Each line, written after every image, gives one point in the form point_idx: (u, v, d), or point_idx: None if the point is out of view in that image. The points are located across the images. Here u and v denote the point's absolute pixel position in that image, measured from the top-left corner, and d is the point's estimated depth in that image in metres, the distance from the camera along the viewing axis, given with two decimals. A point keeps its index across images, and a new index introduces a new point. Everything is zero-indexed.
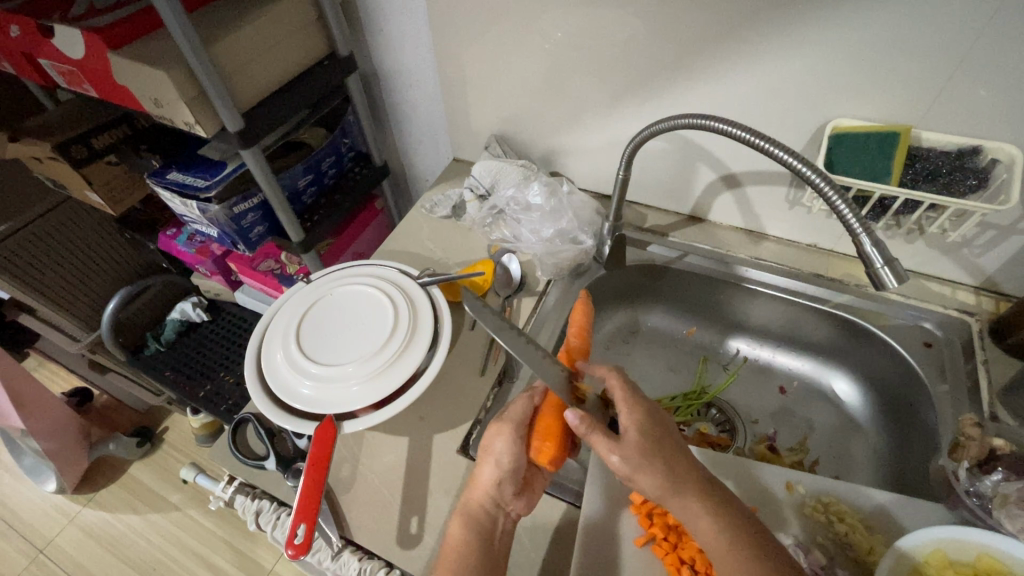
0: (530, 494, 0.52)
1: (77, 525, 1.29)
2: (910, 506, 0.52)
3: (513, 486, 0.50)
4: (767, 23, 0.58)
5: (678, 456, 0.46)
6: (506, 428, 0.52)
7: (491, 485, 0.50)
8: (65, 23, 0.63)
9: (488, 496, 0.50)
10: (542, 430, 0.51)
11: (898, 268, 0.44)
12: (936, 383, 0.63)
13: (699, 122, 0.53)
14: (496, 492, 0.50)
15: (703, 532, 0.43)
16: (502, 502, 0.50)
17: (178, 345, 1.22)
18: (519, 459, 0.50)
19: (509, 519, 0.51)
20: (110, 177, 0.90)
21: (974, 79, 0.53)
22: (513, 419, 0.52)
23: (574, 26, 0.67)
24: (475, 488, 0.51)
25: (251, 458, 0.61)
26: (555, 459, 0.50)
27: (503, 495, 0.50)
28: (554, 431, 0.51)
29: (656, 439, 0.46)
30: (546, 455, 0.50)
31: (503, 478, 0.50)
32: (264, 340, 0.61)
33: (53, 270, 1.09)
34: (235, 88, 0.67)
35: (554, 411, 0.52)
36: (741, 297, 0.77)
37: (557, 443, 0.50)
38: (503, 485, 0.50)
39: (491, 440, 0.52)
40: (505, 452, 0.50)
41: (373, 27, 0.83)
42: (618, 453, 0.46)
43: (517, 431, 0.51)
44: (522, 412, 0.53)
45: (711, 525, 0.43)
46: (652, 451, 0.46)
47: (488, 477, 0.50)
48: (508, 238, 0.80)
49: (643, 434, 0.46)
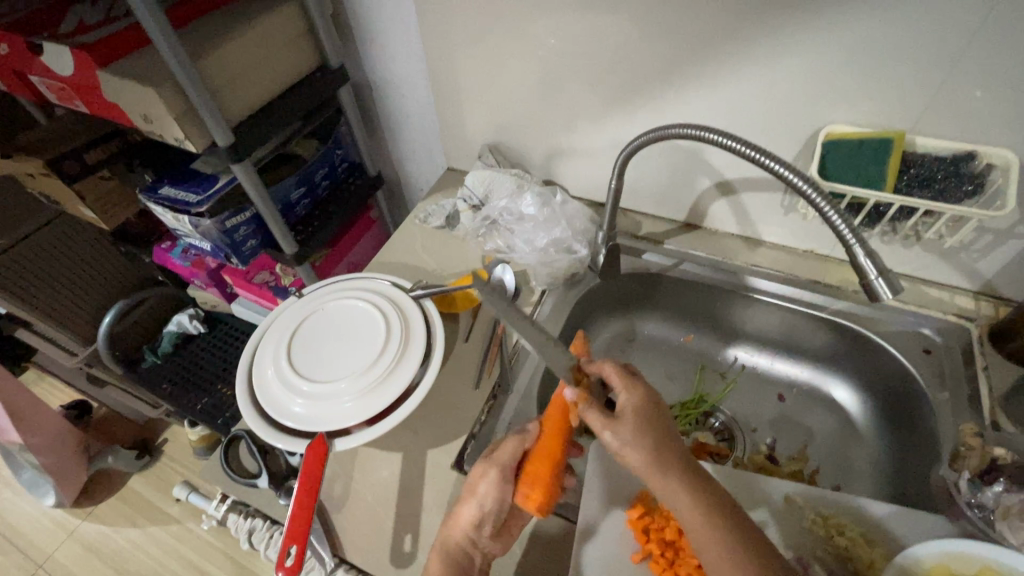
0: (506, 536, 0.52)
1: (77, 539, 1.29)
2: (912, 516, 0.51)
3: (491, 527, 0.50)
4: (761, 28, 0.57)
5: (669, 437, 0.45)
6: (492, 471, 0.50)
7: (469, 526, 0.49)
8: (53, 39, 0.63)
9: (466, 537, 0.49)
10: (531, 475, 0.49)
11: (893, 279, 0.43)
12: (936, 390, 0.62)
13: (690, 132, 0.53)
14: (474, 533, 0.49)
15: (682, 509, 0.42)
16: (479, 542, 0.50)
17: (175, 357, 1.22)
18: (499, 501, 0.50)
19: (484, 557, 0.50)
20: (102, 192, 0.90)
21: (967, 82, 0.53)
22: (501, 460, 0.51)
23: (566, 33, 0.67)
24: (453, 529, 0.49)
25: (244, 475, 0.60)
26: (545, 503, 0.48)
27: (481, 536, 0.50)
28: (545, 474, 0.49)
29: (649, 420, 0.46)
30: (535, 501, 0.48)
31: (483, 519, 0.49)
32: (255, 356, 0.60)
33: (50, 285, 1.09)
34: (223, 102, 0.67)
35: (551, 447, 0.50)
36: (739, 304, 0.76)
37: (546, 489, 0.48)
38: (482, 526, 0.50)
39: (476, 480, 0.51)
40: (488, 494, 0.49)
41: (363, 38, 0.83)
42: (611, 430, 0.46)
43: (504, 475, 0.50)
44: (512, 453, 0.51)
45: (689, 504, 0.42)
46: (646, 430, 0.45)
47: (467, 519, 0.49)
48: (502, 248, 0.79)
49: (641, 414, 0.46)
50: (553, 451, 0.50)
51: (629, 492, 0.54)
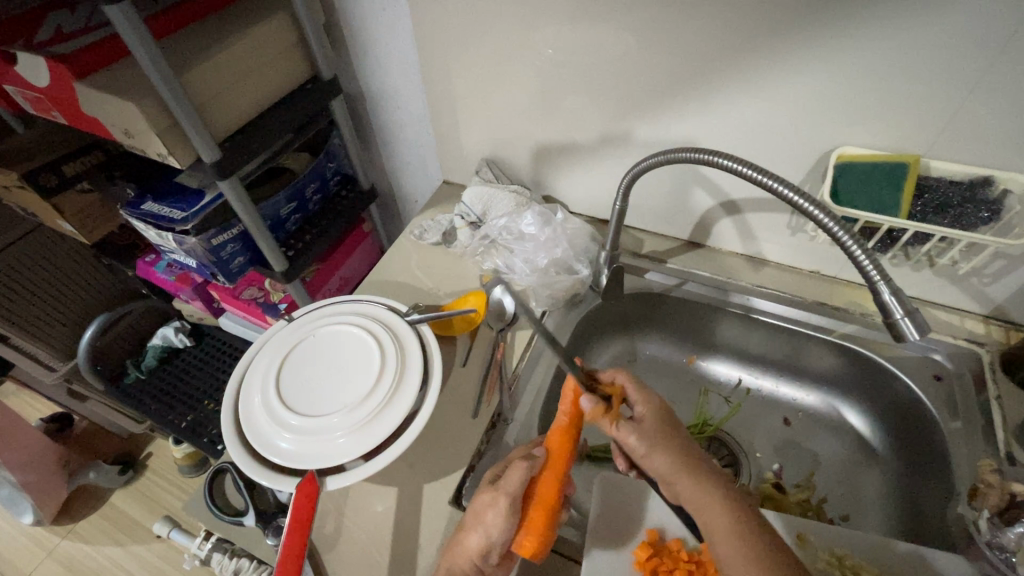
0: (507, 560, 0.50)
1: (56, 559, 1.24)
2: (930, 559, 0.49)
3: (499, 555, 0.47)
4: (771, 47, 0.56)
5: (685, 441, 0.47)
6: (501, 500, 0.47)
7: (476, 553, 0.46)
8: (28, 48, 0.59)
9: (472, 563, 0.46)
10: (529, 522, 0.48)
11: (918, 318, 0.42)
12: (948, 420, 0.61)
13: (700, 156, 0.51)
14: (481, 560, 0.47)
15: (711, 513, 0.42)
16: (485, 568, 0.47)
17: (160, 372, 1.18)
18: (506, 534, 0.46)
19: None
20: (82, 205, 0.86)
21: (985, 106, 0.51)
22: (509, 491, 0.47)
23: (567, 45, 0.64)
24: (459, 555, 0.47)
25: (229, 513, 0.58)
26: (537, 553, 0.48)
27: (487, 563, 0.47)
28: (541, 524, 0.48)
29: (665, 424, 0.48)
30: (529, 549, 0.47)
31: (491, 548, 0.46)
32: (242, 385, 0.57)
33: (28, 300, 1.05)
34: (208, 116, 0.64)
35: (551, 495, 0.49)
36: (743, 326, 0.74)
37: (542, 539, 0.47)
38: (489, 555, 0.46)
39: (484, 508, 0.48)
40: (495, 525, 0.46)
41: (357, 48, 0.80)
42: (634, 432, 0.47)
43: (513, 506, 0.47)
44: (518, 484, 0.48)
45: (717, 506, 0.42)
46: (667, 433, 0.47)
47: (474, 545, 0.46)
48: (501, 267, 0.77)
49: (659, 419, 0.48)
50: (552, 500, 0.49)
51: (636, 529, 0.52)
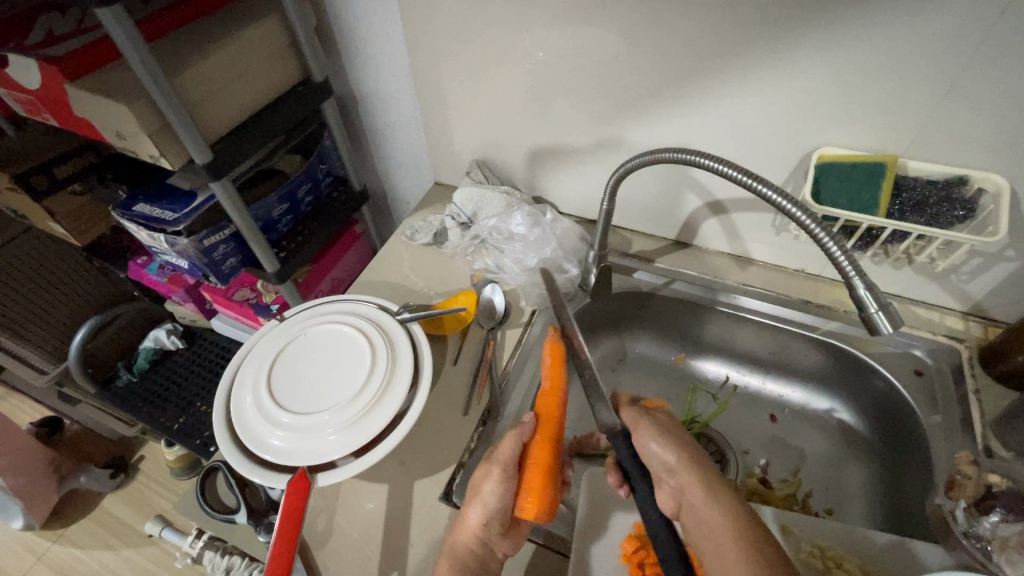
0: (516, 535, 0.50)
1: (45, 563, 1.23)
2: (910, 549, 0.50)
3: (500, 525, 0.48)
4: (753, 50, 0.57)
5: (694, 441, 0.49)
6: (494, 469, 0.50)
7: (477, 526, 0.48)
8: (19, 51, 0.60)
9: (475, 538, 0.48)
10: (526, 483, 0.49)
11: (892, 312, 0.43)
12: (929, 414, 0.62)
13: (683, 156, 0.52)
14: (483, 532, 0.48)
15: (711, 511, 0.43)
16: (489, 541, 0.48)
17: (152, 374, 1.17)
18: (504, 500, 0.49)
19: (497, 558, 0.49)
20: (74, 207, 0.87)
21: (958, 108, 0.53)
22: (502, 460, 0.50)
23: (555, 48, 0.65)
24: (461, 531, 0.48)
25: (221, 510, 0.59)
26: (541, 512, 0.48)
27: (491, 535, 0.48)
28: (538, 484, 0.48)
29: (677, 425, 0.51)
30: (531, 508, 0.48)
31: (490, 519, 0.48)
32: (233, 384, 0.58)
33: (18, 302, 1.04)
34: (200, 118, 0.64)
35: (543, 455, 0.50)
36: (730, 324, 0.75)
37: (541, 495, 0.48)
38: (490, 526, 0.48)
39: (480, 481, 0.50)
40: (491, 493, 0.49)
41: (349, 51, 0.81)
42: (648, 426, 0.50)
43: (506, 472, 0.49)
44: (510, 451, 0.51)
45: (717, 508, 0.43)
46: (678, 431, 0.49)
47: (474, 518, 0.48)
48: (491, 267, 0.78)
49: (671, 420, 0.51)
50: (545, 460, 0.50)
51: (622, 525, 0.53)
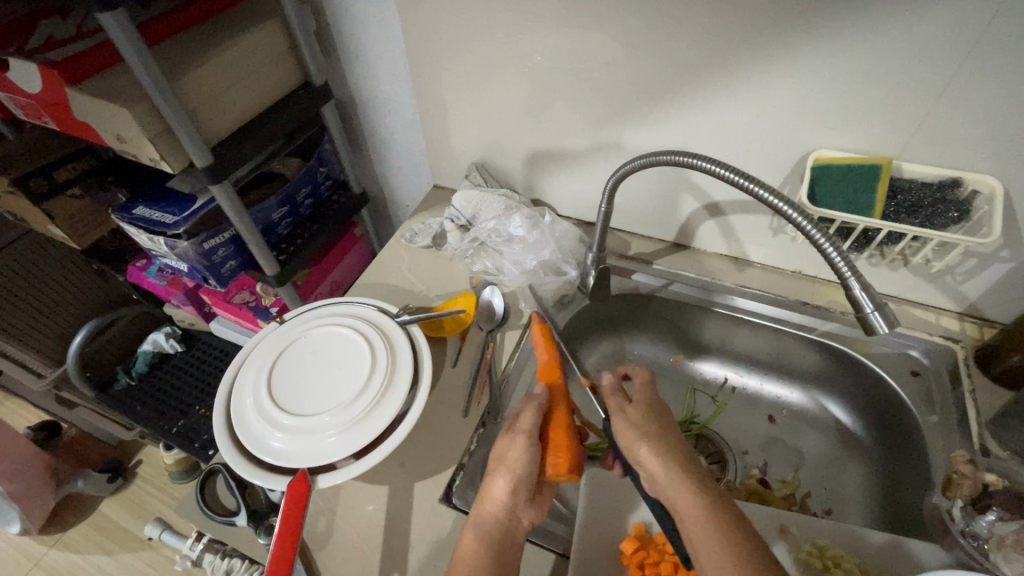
0: (540, 504, 0.51)
1: (43, 568, 1.23)
2: (907, 548, 0.50)
3: (527, 492, 0.49)
4: (750, 53, 0.57)
5: (675, 430, 0.50)
6: (519, 438, 0.51)
7: (504, 496, 0.48)
8: (20, 56, 0.60)
9: (502, 507, 0.48)
10: (555, 445, 0.52)
11: (888, 312, 0.44)
12: (925, 413, 0.63)
13: (680, 159, 0.53)
14: (511, 500, 0.48)
15: (676, 495, 0.44)
16: (516, 510, 0.48)
17: (150, 378, 1.17)
18: (531, 464, 0.49)
19: (524, 526, 0.48)
20: (73, 210, 0.86)
21: (951, 111, 0.53)
22: (525, 429, 0.52)
23: (554, 52, 0.66)
24: (486, 502, 0.48)
25: (221, 513, 0.59)
26: (573, 468, 0.51)
27: (517, 502, 0.48)
28: (563, 443, 0.52)
29: (656, 412, 0.52)
30: (564, 466, 0.50)
31: (518, 485, 0.48)
32: (234, 386, 0.58)
33: (17, 306, 1.04)
34: (201, 121, 0.65)
35: (562, 418, 0.55)
36: (728, 325, 0.76)
37: (570, 455, 0.51)
38: (518, 492, 0.48)
39: (504, 451, 0.51)
40: (517, 459, 0.49)
41: (348, 54, 0.82)
42: (622, 420, 0.52)
43: (531, 439, 0.51)
44: (531, 420, 0.53)
45: (684, 490, 0.44)
46: (653, 417, 0.51)
47: (501, 487, 0.48)
48: (490, 269, 0.78)
49: (648, 405, 0.53)
50: (565, 421, 0.55)
51: (622, 525, 0.53)
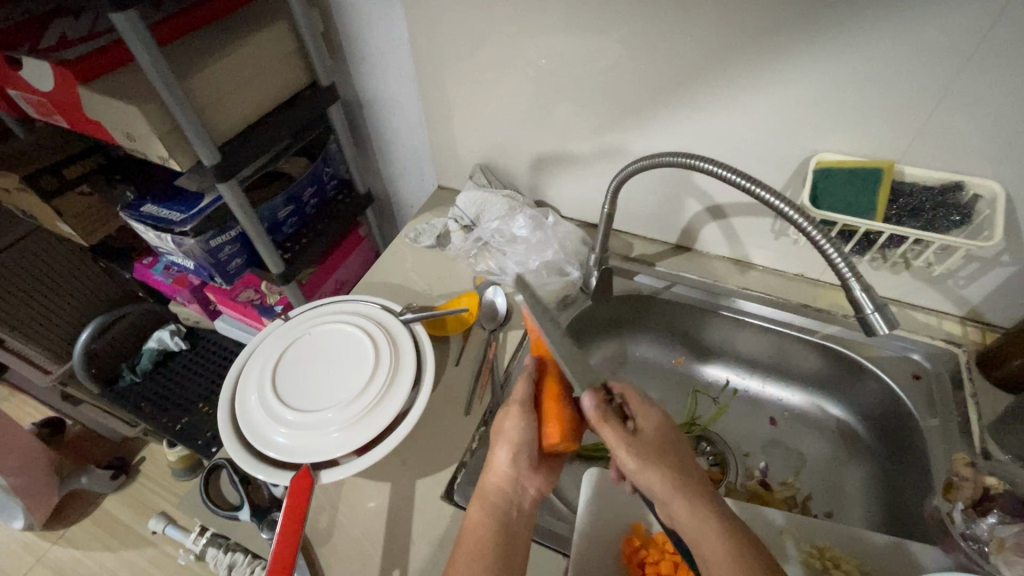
0: (547, 471, 0.52)
1: (46, 564, 1.23)
2: (906, 551, 0.50)
3: (528, 459, 0.50)
4: (754, 55, 0.58)
5: (684, 461, 0.47)
6: (513, 408, 0.52)
7: (505, 465, 0.50)
8: (34, 55, 0.61)
9: (504, 476, 0.49)
10: (546, 415, 0.51)
11: (888, 313, 0.44)
12: (927, 417, 0.63)
13: (683, 160, 0.53)
14: (513, 468, 0.50)
15: (702, 537, 0.42)
16: (520, 477, 0.50)
17: (154, 375, 1.18)
18: (528, 433, 0.51)
19: (530, 495, 0.50)
20: (81, 207, 0.88)
21: (954, 115, 0.54)
22: (517, 400, 0.53)
23: (558, 54, 0.67)
24: (490, 473, 0.50)
25: (224, 507, 0.59)
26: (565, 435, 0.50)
27: (519, 470, 0.50)
28: (553, 412, 0.51)
29: (665, 443, 0.47)
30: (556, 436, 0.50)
31: (518, 453, 0.50)
32: (238, 382, 0.58)
33: (25, 302, 1.05)
34: (209, 120, 0.65)
35: (553, 378, 0.53)
36: (730, 327, 0.76)
37: (563, 424, 0.50)
38: (518, 459, 0.50)
39: (502, 423, 0.52)
40: (512, 429, 0.51)
41: (354, 55, 0.83)
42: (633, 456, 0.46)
43: (525, 409, 0.52)
44: (525, 391, 0.53)
45: (711, 530, 0.42)
46: (661, 452, 0.46)
47: (503, 457, 0.50)
48: (493, 270, 0.79)
49: (653, 437, 0.47)
50: (555, 386, 0.53)
51: (622, 524, 0.53)
